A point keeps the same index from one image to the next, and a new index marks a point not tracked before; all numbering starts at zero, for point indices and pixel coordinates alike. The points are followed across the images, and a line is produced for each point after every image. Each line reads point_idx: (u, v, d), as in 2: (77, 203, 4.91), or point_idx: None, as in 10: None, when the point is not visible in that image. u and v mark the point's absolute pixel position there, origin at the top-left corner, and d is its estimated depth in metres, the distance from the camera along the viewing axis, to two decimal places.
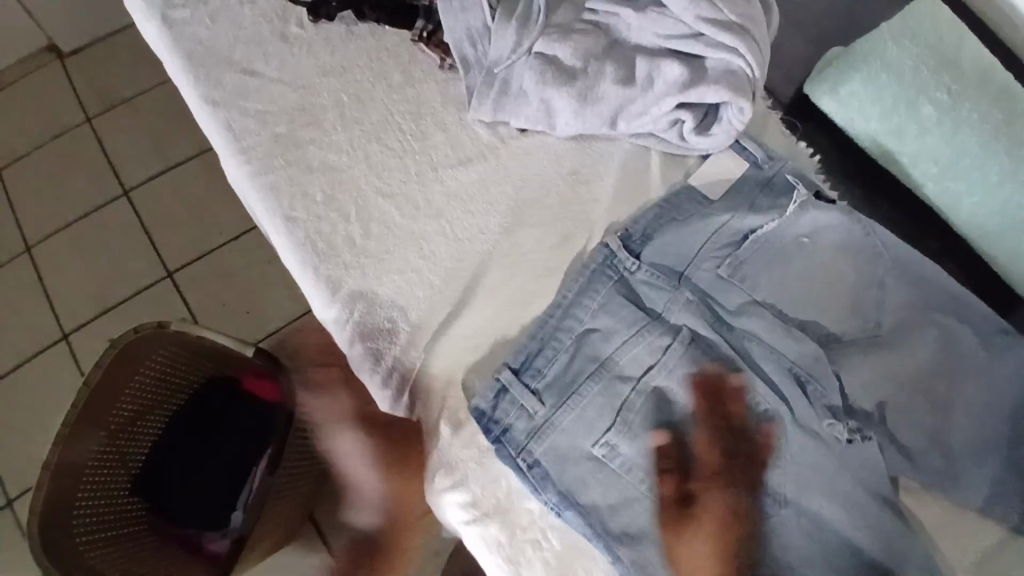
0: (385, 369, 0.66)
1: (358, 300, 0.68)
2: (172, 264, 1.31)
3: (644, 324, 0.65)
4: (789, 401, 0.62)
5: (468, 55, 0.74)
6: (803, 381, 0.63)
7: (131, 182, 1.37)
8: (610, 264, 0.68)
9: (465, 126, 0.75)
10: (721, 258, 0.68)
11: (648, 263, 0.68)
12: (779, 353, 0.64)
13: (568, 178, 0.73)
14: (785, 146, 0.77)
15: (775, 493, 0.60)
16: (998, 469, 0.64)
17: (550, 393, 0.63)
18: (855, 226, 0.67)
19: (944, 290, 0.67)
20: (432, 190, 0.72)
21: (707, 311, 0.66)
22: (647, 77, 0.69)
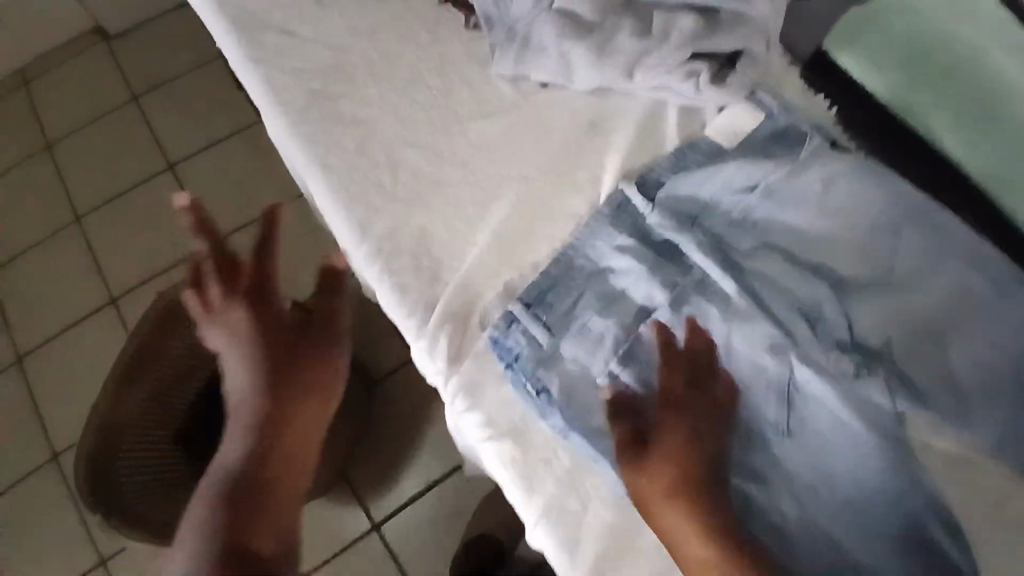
0: (411, 302, 0.69)
1: (383, 241, 0.72)
2: (211, 235, 1.38)
3: (655, 262, 0.68)
4: (796, 335, 0.64)
5: (492, 14, 0.79)
6: (812, 315, 0.65)
7: (175, 155, 1.44)
8: (623, 210, 0.71)
9: (488, 83, 0.78)
10: (734, 202, 0.70)
11: (662, 206, 0.71)
12: (785, 291, 0.66)
13: (587, 129, 0.77)
14: (802, 98, 0.80)
15: (777, 425, 0.62)
16: (1017, 417, 0.62)
17: (559, 325, 0.67)
18: (866, 171, 0.69)
19: (959, 236, 0.67)
20: (456, 141, 0.76)
21: (720, 252, 0.68)
22: (663, 29, 0.72)
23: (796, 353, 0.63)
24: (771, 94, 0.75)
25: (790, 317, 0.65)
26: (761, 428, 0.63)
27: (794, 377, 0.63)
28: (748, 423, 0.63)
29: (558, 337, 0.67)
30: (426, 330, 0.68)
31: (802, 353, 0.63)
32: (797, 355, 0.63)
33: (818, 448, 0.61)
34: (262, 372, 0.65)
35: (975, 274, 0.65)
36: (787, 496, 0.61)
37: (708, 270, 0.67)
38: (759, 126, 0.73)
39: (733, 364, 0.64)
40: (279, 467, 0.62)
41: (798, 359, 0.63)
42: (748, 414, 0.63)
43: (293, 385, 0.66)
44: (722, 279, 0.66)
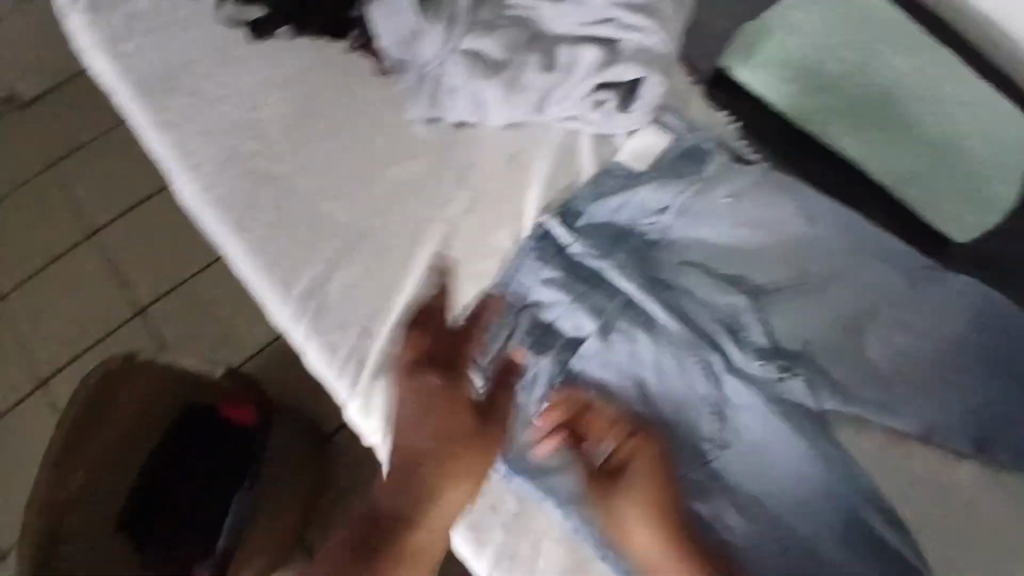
0: (342, 360, 0.68)
1: (309, 298, 0.71)
2: (140, 295, 1.30)
3: (582, 291, 0.69)
4: (720, 343, 0.67)
5: (402, 56, 0.78)
6: (736, 324, 0.68)
7: (93, 220, 1.35)
8: (546, 240, 0.72)
9: (405, 125, 0.78)
10: (651, 225, 0.73)
11: (584, 237, 0.72)
12: (707, 305, 0.69)
13: (507, 164, 0.77)
14: (707, 117, 0.80)
15: (712, 438, 0.65)
16: (943, 402, 0.64)
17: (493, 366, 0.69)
18: (771, 183, 0.72)
19: (867, 235, 0.70)
20: (377, 188, 0.76)
21: (643, 274, 0.70)
22: (569, 62, 0.74)
23: (719, 367, 0.66)
24: (676, 116, 0.77)
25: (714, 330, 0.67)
26: (699, 444, 0.64)
27: (720, 387, 0.66)
28: (685, 439, 0.65)
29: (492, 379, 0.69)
30: (359, 388, 0.67)
31: (725, 365, 0.66)
32: (721, 365, 0.66)
33: (751, 455, 0.64)
34: (437, 439, 0.65)
35: (883, 270, 0.69)
36: (728, 504, 0.62)
37: (631, 292, 0.69)
38: (670, 147, 0.75)
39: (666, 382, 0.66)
40: (423, 537, 0.65)
41: (718, 373, 0.66)
42: (683, 429, 0.65)
43: (455, 436, 0.65)
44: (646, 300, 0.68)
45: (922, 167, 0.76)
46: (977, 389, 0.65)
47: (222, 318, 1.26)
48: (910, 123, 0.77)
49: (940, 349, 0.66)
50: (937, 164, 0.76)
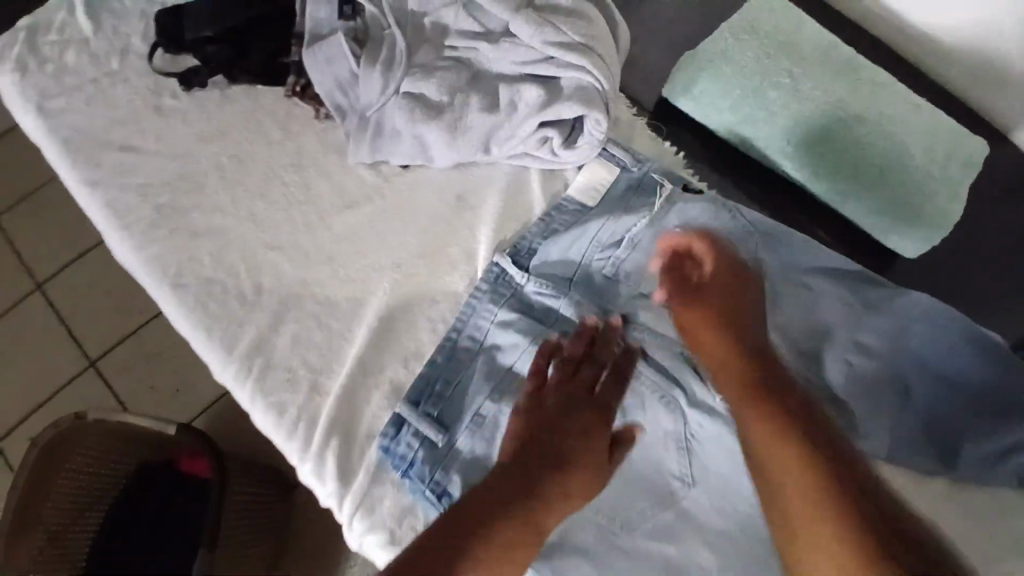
0: (290, 421, 0.65)
1: (253, 357, 0.67)
2: (93, 349, 1.23)
3: (537, 332, 0.68)
4: (682, 379, 0.66)
5: (341, 103, 0.77)
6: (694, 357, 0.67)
7: (45, 275, 1.27)
8: (501, 282, 0.71)
9: (348, 171, 0.76)
10: (604, 260, 0.71)
11: (538, 275, 0.71)
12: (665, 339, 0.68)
13: (454, 205, 0.76)
14: (652, 148, 0.83)
15: (684, 476, 0.64)
16: (904, 423, 0.64)
17: (450, 418, 0.65)
18: (721, 211, 0.71)
19: (815, 260, 0.71)
20: (320, 237, 0.73)
21: (597, 310, 0.69)
22: (510, 102, 0.74)
23: (682, 404, 0.65)
24: (622, 147, 0.77)
25: (675, 366, 0.67)
26: (669, 483, 0.64)
27: (686, 424, 0.65)
28: (651, 478, 0.64)
29: (451, 431, 0.65)
30: (311, 450, 0.64)
31: (690, 401, 0.65)
32: (684, 402, 0.65)
33: (721, 490, 0.63)
34: (585, 429, 0.62)
35: (839, 291, 0.69)
36: (698, 543, 0.61)
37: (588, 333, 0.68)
38: (617, 180, 0.75)
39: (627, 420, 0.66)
40: (501, 536, 0.56)
41: (682, 411, 0.65)
42: (647, 468, 0.65)
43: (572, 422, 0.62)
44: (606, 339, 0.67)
45: (870, 186, 0.75)
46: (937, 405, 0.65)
47: (180, 369, 1.21)
48: (853, 142, 0.76)
49: (897, 369, 0.66)
50: (885, 182, 0.75)
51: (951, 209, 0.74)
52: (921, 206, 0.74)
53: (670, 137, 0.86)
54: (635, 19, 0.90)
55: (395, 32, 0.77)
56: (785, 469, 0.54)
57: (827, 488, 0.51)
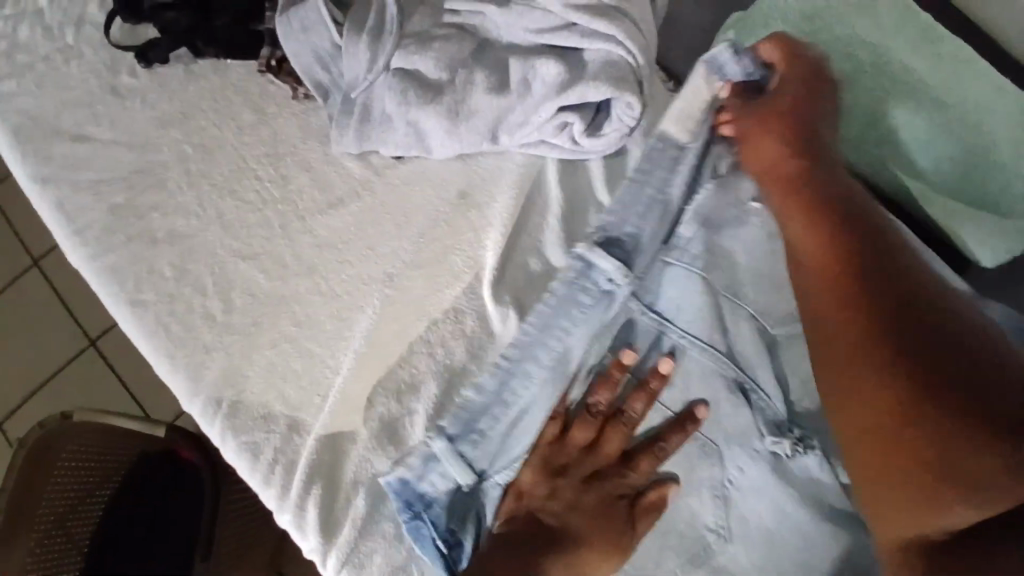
0: (266, 464, 0.56)
1: (223, 388, 0.59)
2: (93, 325, 1.00)
3: (597, 355, 0.55)
4: (724, 417, 0.55)
5: (322, 80, 0.65)
6: (746, 390, 0.55)
7: (40, 242, 1.02)
8: (582, 279, 0.54)
9: (331, 162, 0.64)
10: (683, 251, 0.55)
11: (621, 271, 0.54)
12: (712, 378, 0.55)
13: (457, 203, 0.64)
14: None
15: (719, 530, 0.55)
16: None
17: (484, 460, 0.55)
18: None
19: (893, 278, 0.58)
20: (300, 243, 0.62)
21: (672, 324, 0.55)
22: (523, 80, 0.61)
23: (721, 447, 0.55)
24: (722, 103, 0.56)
25: (725, 407, 0.55)
26: (702, 537, 0.55)
27: (726, 468, 0.55)
28: (682, 531, 0.56)
29: (482, 473, 0.55)
30: (289, 499, 0.55)
31: (728, 442, 0.55)
32: (723, 442, 0.55)
33: (761, 547, 0.54)
34: (606, 493, 0.54)
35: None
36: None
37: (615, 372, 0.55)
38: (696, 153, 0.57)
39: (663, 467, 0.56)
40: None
41: (722, 455, 0.55)
42: (682, 520, 0.56)
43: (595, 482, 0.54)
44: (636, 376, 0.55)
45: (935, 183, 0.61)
46: None
47: None
48: (918, 128, 0.61)
49: None
50: (954, 178, 0.61)
51: None
52: (1004, 206, 0.60)
53: None
54: None
55: None
56: (860, 375, 0.41)
57: (933, 379, 0.39)
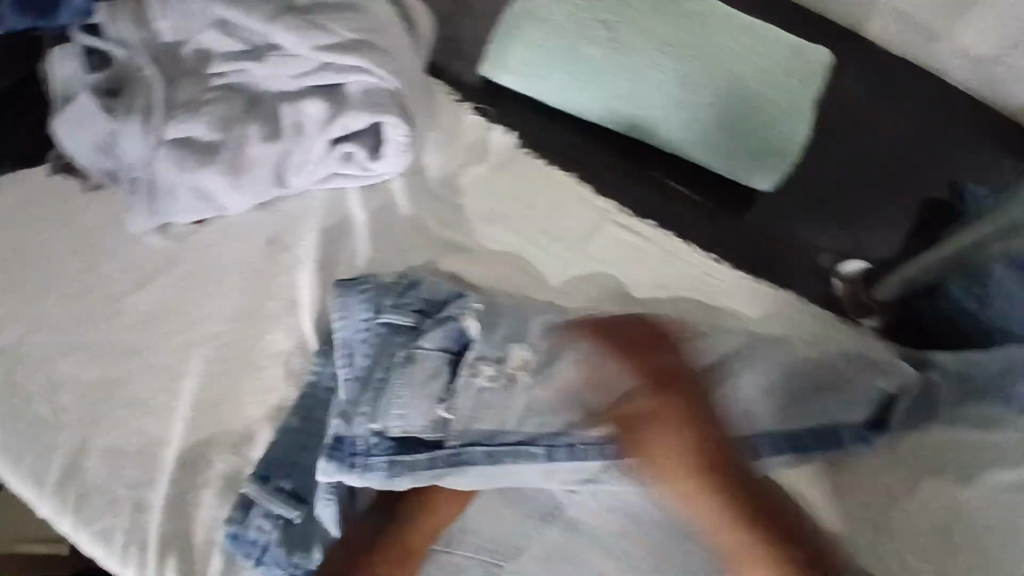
0: (120, 546, 0.57)
1: (65, 485, 0.59)
2: None
3: (383, 386, 0.58)
4: (509, 418, 0.57)
5: (110, 168, 0.67)
6: (529, 385, 0.58)
7: None
8: (344, 313, 0.62)
9: (135, 242, 0.67)
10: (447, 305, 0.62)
11: (388, 311, 0.62)
12: (493, 392, 0.58)
13: (265, 250, 0.67)
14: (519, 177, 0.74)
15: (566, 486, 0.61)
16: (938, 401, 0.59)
17: (307, 489, 0.57)
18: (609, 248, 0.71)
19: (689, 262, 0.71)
20: (116, 327, 0.64)
21: (448, 345, 0.60)
22: (294, 124, 0.65)
23: (536, 445, 0.56)
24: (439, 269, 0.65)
25: (523, 408, 0.57)
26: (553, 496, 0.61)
27: (547, 463, 0.56)
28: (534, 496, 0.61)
29: (309, 503, 0.57)
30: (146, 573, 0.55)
31: (540, 438, 0.56)
32: (526, 444, 0.56)
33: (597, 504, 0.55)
34: None
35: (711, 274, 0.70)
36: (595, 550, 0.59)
37: (405, 367, 0.58)
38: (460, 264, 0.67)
39: (487, 469, 0.55)
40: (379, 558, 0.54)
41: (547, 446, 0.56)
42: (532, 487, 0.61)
43: None
44: (424, 368, 0.58)
45: (721, 122, 0.73)
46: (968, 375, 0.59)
47: None
48: (679, 87, 0.73)
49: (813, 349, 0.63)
50: (732, 113, 0.73)
51: (801, 126, 0.73)
52: (747, 134, 0.73)
53: (502, 118, 0.78)
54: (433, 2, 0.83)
55: (150, 73, 0.67)
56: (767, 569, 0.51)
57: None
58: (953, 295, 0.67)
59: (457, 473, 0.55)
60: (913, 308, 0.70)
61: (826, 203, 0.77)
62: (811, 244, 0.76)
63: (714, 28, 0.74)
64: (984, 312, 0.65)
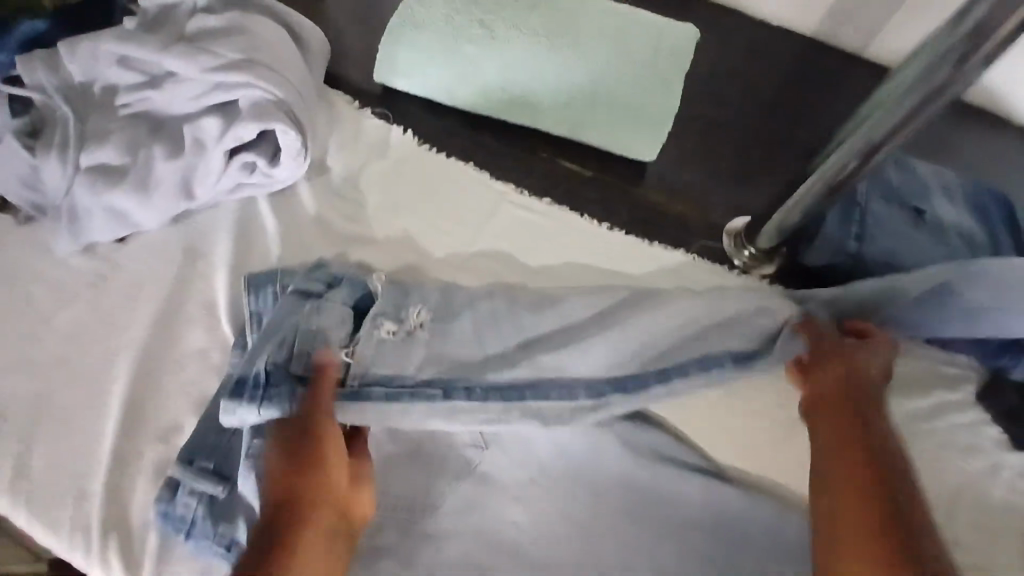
0: (65, 535, 0.63)
1: (12, 488, 0.64)
2: None
3: (290, 327, 0.63)
4: (408, 363, 0.63)
5: (36, 200, 0.74)
6: (425, 337, 0.65)
7: None
8: (256, 289, 0.68)
9: (65, 264, 0.73)
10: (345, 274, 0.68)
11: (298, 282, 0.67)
12: (393, 344, 0.64)
13: (183, 258, 0.73)
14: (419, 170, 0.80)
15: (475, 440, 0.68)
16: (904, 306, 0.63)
17: (230, 468, 0.63)
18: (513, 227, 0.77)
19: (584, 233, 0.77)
20: (51, 341, 0.70)
21: (349, 299, 0.66)
22: (194, 140, 0.71)
23: (433, 386, 0.62)
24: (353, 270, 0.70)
25: (423, 356, 0.64)
26: (462, 450, 0.68)
27: (444, 398, 0.62)
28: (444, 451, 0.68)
29: (232, 480, 0.62)
30: (91, 555, 0.61)
31: (436, 382, 0.63)
32: (422, 385, 0.62)
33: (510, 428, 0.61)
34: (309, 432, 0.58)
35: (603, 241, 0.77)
36: (504, 499, 0.67)
37: (316, 314, 0.63)
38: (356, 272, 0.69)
39: (382, 407, 0.61)
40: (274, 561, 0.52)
41: (444, 388, 0.63)
42: (442, 444, 0.68)
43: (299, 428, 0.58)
44: (335, 316, 0.64)
45: (596, 93, 0.79)
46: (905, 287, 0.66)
47: None
48: (550, 74, 0.80)
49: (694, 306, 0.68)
50: (605, 88, 0.79)
51: (667, 97, 0.80)
52: (618, 108, 0.79)
53: (398, 119, 0.84)
54: (331, 22, 0.90)
55: (64, 111, 0.73)
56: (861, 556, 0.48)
57: None
58: (835, 238, 0.73)
59: (360, 406, 0.61)
60: (796, 257, 0.76)
61: (709, 167, 0.82)
62: (702, 204, 0.80)
63: (580, 18, 0.82)
64: (864, 250, 0.72)
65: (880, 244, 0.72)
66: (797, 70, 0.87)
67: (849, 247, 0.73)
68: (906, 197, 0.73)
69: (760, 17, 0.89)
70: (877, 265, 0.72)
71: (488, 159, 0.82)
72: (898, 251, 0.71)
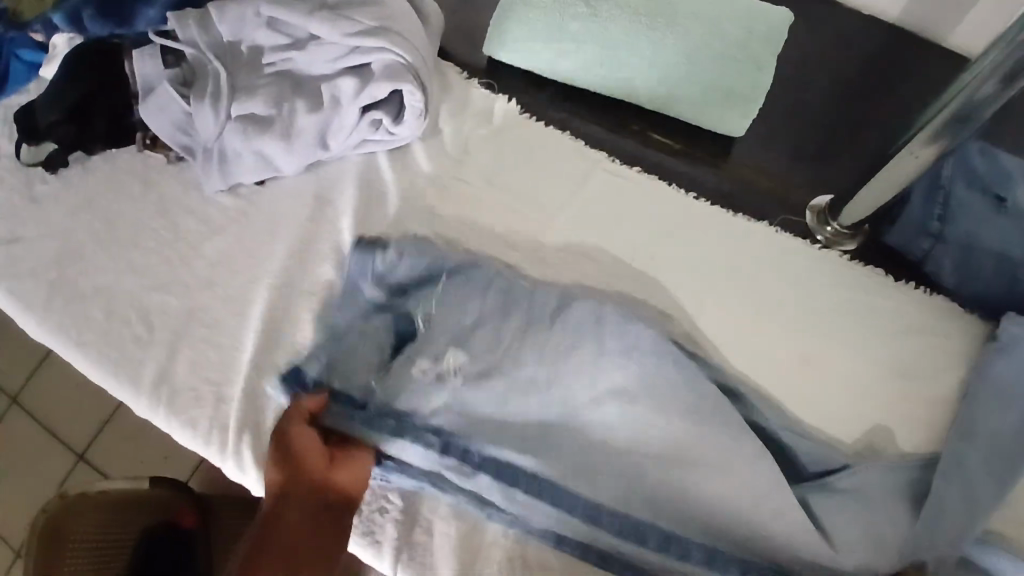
0: (204, 431, 0.71)
1: (160, 387, 0.74)
2: (77, 441, 1.12)
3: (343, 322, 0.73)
4: (425, 404, 0.68)
5: (187, 142, 0.83)
6: (455, 382, 0.68)
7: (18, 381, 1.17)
8: (362, 250, 0.75)
9: (209, 201, 0.82)
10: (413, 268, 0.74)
11: (382, 267, 0.74)
12: (422, 380, 0.68)
13: (312, 202, 0.81)
14: (523, 135, 0.87)
15: None
16: (973, 285, 0.77)
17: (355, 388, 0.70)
18: (618, 191, 0.84)
19: (679, 203, 0.83)
20: (195, 266, 0.79)
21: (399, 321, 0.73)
22: (332, 97, 0.79)
23: (435, 437, 0.67)
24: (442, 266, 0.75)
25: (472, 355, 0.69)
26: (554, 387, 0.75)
27: (438, 454, 0.67)
28: None
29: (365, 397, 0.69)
30: (227, 449, 0.70)
31: (440, 433, 0.67)
32: (427, 430, 0.67)
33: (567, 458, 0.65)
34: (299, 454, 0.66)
35: (698, 209, 0.83)
36: None
37: (361, 338, 0.71)
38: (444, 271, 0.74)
39: (389, 441, 0.67)
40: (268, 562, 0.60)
41: (443, 439, 0.67)
42: None
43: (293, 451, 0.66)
44: (371, 344, 0.71)
45: (697, 75, 0.86)
46: (967, 268, 0.77)
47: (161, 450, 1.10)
48: (651, 51, 0.86)
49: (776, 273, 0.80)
50: (699, 72, 0.86)
51: (763, 79, 0.86)
52: (716, 86, 0.86)
53: (504, 89, 0.91)
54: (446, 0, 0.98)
55: (215, 65, 0.82)
56: None
57: None
58: (918, 218, 0.79)
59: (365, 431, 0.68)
60: (880, 235, 0.82)
61: (795, 149, 0.88)
62: (784, 180, 0.86)
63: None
64: (946, 230, 0.77)
65: (961, 226, 0.76)
66: (884, 63, 0.91)
67: (932, 226, 0.78)
68: (987, 184, 0.75)
69: (848, 11, 0.95)
70: (955, 244, 0.77)
71: (587, 131, 0.89)
72: (977, 235, 0.75)
